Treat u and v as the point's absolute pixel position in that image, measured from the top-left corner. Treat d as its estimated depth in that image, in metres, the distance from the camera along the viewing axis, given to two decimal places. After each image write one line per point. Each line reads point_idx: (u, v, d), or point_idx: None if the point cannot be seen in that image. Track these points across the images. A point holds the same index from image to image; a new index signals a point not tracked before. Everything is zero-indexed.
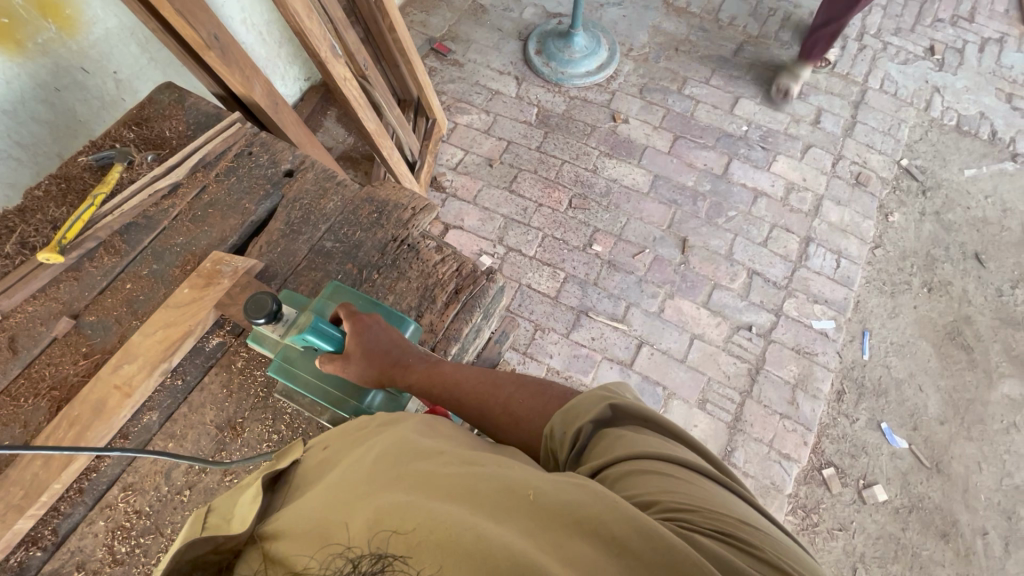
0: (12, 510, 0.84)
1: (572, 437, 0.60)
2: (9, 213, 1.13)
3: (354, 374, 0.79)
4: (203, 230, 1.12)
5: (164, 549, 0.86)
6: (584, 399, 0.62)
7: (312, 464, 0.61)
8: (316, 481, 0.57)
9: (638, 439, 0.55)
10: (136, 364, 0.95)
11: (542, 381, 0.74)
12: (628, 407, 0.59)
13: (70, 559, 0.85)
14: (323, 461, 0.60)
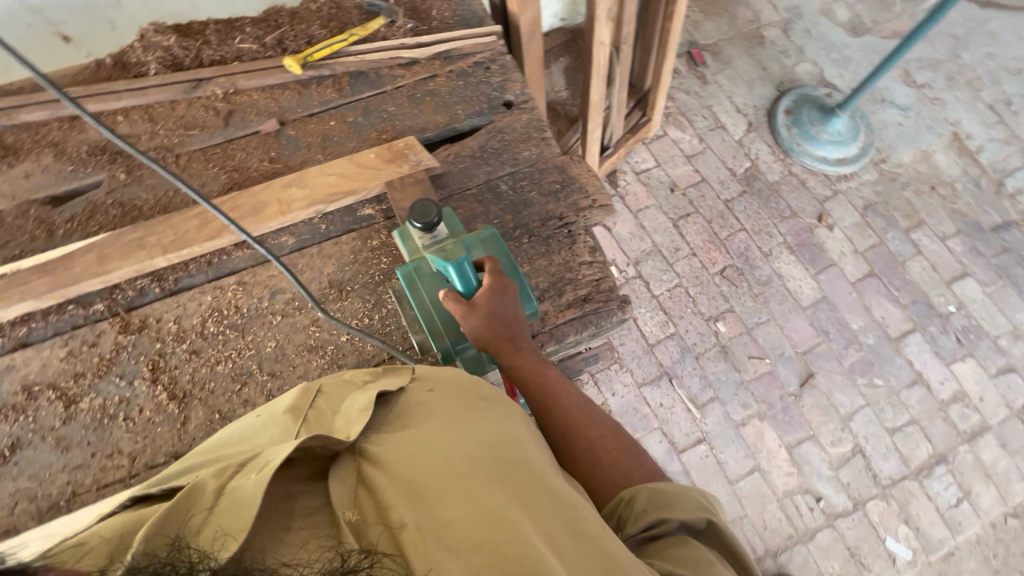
0: (160, 247, 0.96)
1: (651, 521, 0.65)
2: (282, 11, 1.24)
3: (468, 330, 0.81)
4: (412, 113, 1.16)
5: (238, 349, 0.95)
6: (679, 496, 0.68)
7: (414, 397, 0.69)
8: (415, 422, 0.65)
9: (717, 567, 0.61)
10: (302, 193, 1.04)
11: (633, 445, 0.79)
12: (716, 526, 0.66)
13: (174, 309, 0.97)
14: (425, 405, 0.68)
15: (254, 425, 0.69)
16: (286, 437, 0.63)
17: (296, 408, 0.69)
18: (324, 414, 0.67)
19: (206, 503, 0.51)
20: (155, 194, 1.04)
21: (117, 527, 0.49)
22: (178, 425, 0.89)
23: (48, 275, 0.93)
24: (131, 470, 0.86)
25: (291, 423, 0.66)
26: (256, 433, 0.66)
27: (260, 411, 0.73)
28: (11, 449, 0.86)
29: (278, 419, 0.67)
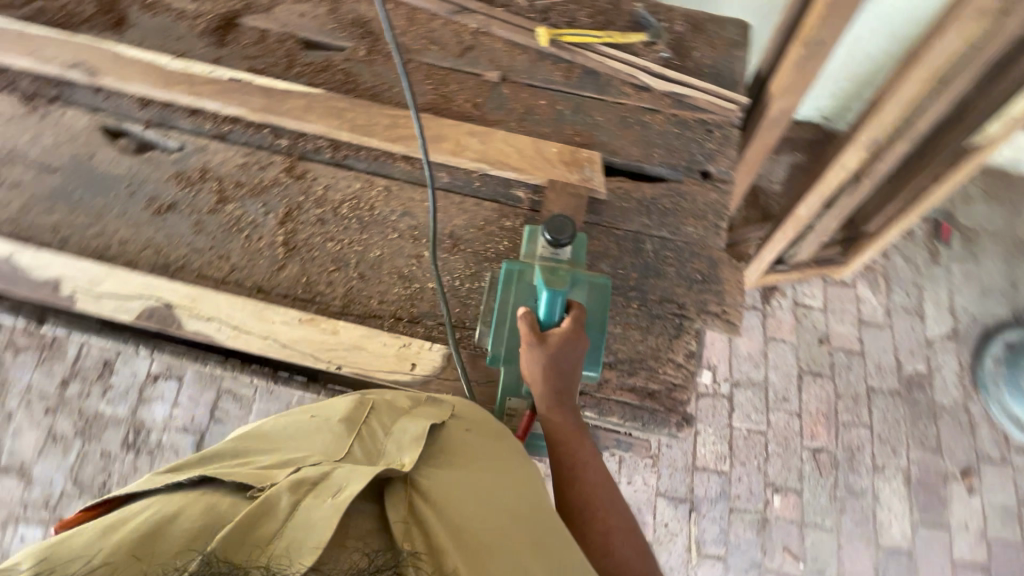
0: (348, 125, 1.09)
1: None
2: None
3: (523, 356, 0.80)
4: (613, 133, 1.15)
5: (351, 239, 1.05)
6: None
7: (453, 432, 0.74)
8: (452, 457, 0.69)
9: None
10: (478, 147, 1.10)
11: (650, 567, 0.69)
12: None
13: (329, 178, 1.10)
14: (462, 443, 0.72)
15: (308, 426, 0.72)
16: (344, 454, 0.66)
17: (350, 418, 0.73)
18: (376, 435, 0.71)
19: (278, 516, 0.52)
20: (373, 82, 1.15)
21: (190, 529, 0.49)
22: (276, 267, 1.02)
23: (266, 101, 1.10)
24: (227, 277, 1.01)
25: (346, 433, 0.70)
26: (314, 436, 0.70)
27: (313, 409, 0.76)
28: (167, 207, 1.05)
29: (334, 426, 0.71)
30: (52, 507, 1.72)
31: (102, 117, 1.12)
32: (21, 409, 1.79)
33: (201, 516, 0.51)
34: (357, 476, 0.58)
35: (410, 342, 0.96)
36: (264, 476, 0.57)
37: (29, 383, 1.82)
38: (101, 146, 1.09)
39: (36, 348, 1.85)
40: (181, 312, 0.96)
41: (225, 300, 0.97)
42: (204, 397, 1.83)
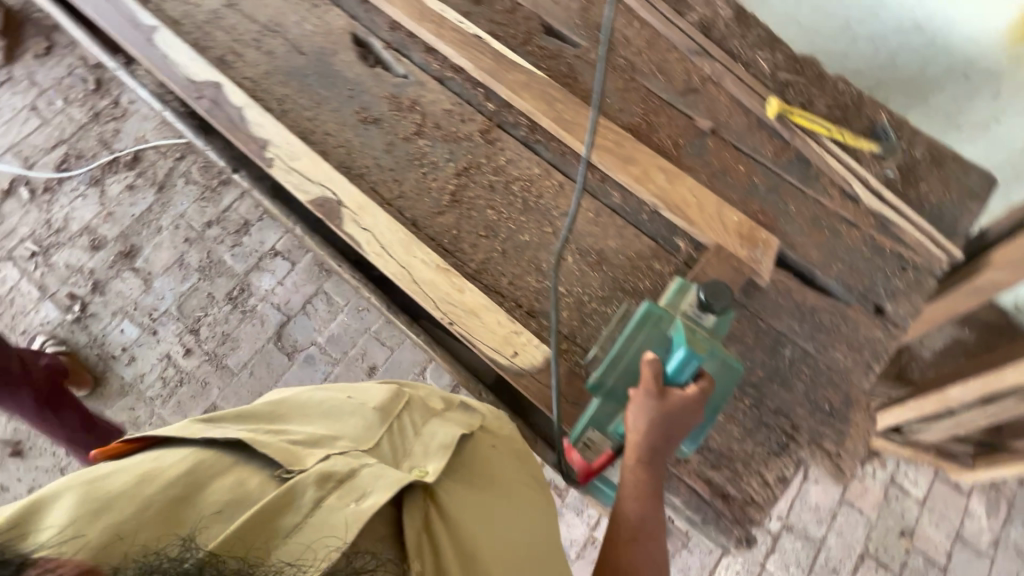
0: (554, 115, 1.13)
1: None
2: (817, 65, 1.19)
3: (632, 401, 0.77)
4: (800, 228, 1.09)
5: (509, 215, 1.09)
6: None
7: (479, 443, 0.98)
8: (474, 468, 0.92)
9: None
10: (660, 184, 1.09)
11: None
12: None
13: (514, 153, 1.14)
14: (484, 457, 0.96)
15: (347, 408, 0.93)
16: (371, 446, 0.87)
17: (384, 409, 0.94)
18: (405, 434, 0.92)
19: (304, 504, 0.69)
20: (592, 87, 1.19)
21: (217, 497, 0.67)
22: (435, 211, 1.08)
23: (494, 66, 1.17)
24: (392, 200, 1.08)
25: (378, 422, 0.91)
26: (349, 420, 0.91)
27: (351, 391, 0.97)
28: (373, 120, 1.15)
29: (371, 415, 0.92)
30: (154, 318, 1.94)
31: (355, 25, 1.24)
32: (169, 230, 2.04)
33: (233, 488, 0.68)
34: (381, 484, 0.75)
35: (522, 330, 0.96)
36: (295, 458, 0.74)
37: (184, 211, 2.06)
38: (346, 48, 1.22)
39: (202, 186, 2.09)
40: (346, 212, 1.03)
41: (385, 217, 1.03)
42: (305, 287, 1.99)
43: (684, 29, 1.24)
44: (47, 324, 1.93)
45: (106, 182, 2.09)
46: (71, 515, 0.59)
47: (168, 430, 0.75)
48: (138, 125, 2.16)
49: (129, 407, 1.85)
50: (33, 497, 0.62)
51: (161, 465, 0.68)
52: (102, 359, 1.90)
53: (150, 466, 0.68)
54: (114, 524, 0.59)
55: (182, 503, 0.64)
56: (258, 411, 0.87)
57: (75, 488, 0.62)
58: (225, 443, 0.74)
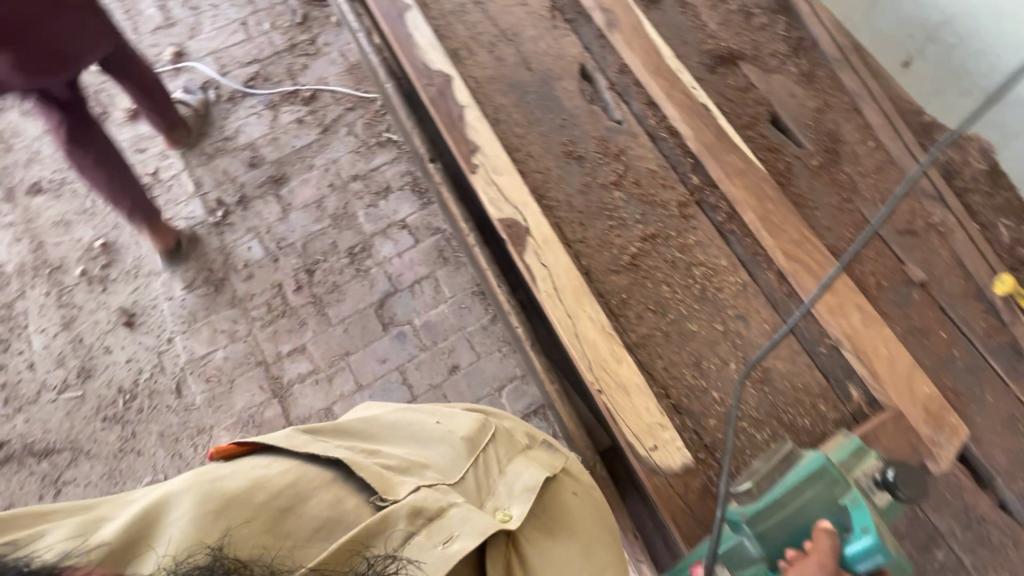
0: (760, 212, 1.08)
1: None
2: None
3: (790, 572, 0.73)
4: (994, 423, 0.97)
5: (682, 298, 1.04)
6: None
7: (562, 491, 0.89)
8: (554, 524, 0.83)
9: None
10: (853, 322, 1.01)
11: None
12: None
13: (706, 236, 1.09)
14: (564, 511, 0.86)
15: (434, 433, 0.88)
16: (456, 479, 0.81)
17: (472, 441, 0.87)
18: (489, 470, 0.85)
19: (394, 538, 0.67)
20: (804, 195, 1.13)
21: (320, 511, 0.67)
22: (612, 268, 1.05)
23: (714, 141, 1.13)
24: (573, 242, 1.06)
25: (466, 453, 0.85)
26: (436, 447, 0.85)
27: (440, 416, 0.92)
28: (577, 155, 1.14)
29: (458, 445, 0.86)
30: (279, 247, 2.03)
31: (587, 58, 1.23)
32: (320, 171, 2.14)
33: (330, 505, 0.68)
34: (468, 529, 0.69)
35: (667, 425, 0.91)
36: (389, 486, 0.73)
37: (338, 158, 2.15)
38: (572, 77, 1.21)
39: (361, 141, 2.18)
40: (531, 241, 1.02)
41: (565, 260, 1.01)
42: (420, 267, 2.01)
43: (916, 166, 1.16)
44: (190, 219, 2.06)
45: (281, 110, 2.22)
46: (188, 518, 0.61)
47: (274, 437, 0.76)
48: (325, 67, 2.29)
49: (230, 319, 1.93)
50: (157, 495, 0.64)
51: (269, 475, 0.69)
52: (224, 267, 1.99)
53: (259, 474, 0.69)
54: (224, 534, 0.60)
55: (285, 518, 0.65)
56: (351, 425, 0.86)
57: (190, 489, 0.64)
58: (326, 461, 0.75)
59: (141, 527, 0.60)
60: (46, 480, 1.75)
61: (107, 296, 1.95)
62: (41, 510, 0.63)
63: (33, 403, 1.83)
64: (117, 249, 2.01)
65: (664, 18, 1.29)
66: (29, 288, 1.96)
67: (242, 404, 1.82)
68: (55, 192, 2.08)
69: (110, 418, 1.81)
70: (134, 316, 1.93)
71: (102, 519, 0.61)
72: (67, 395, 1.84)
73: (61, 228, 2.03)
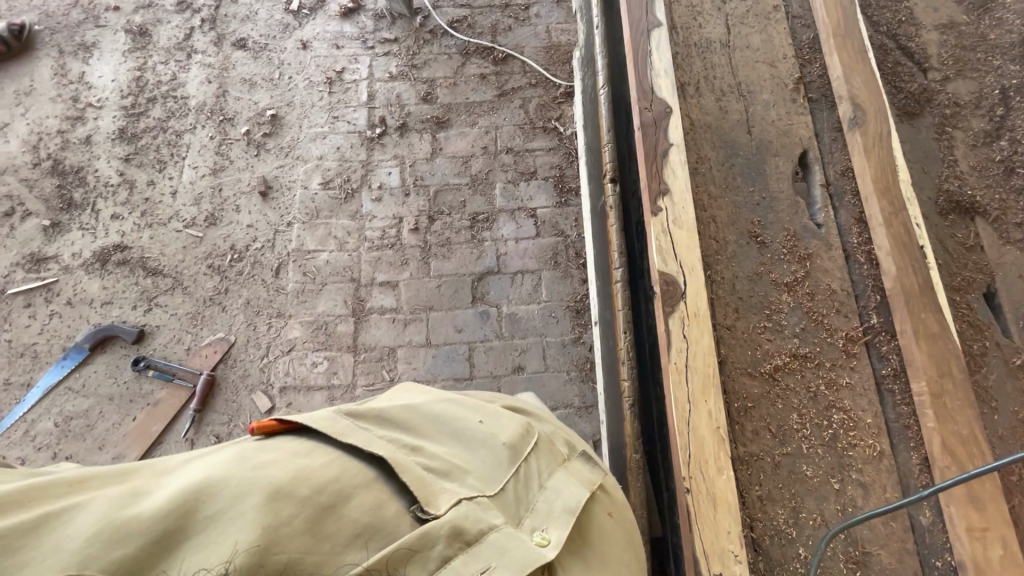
0: (937, 389, 0.94)
1: None
2: None
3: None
4: None
5: (809, 436, 0.94)
6: None
7: (597, 513, 0.84)
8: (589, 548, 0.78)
9: None
10: (988, 551, 0.86)
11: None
12: None
13: (862, 386, 0.98)
14: (597, 535, 0.81)
15: (477, 435, 0.83)
16: (496, 491, 0.77)
17: (515, 449, 0.83)
18: (530, 484, 0.80)
19: (431, 559, 0.64)
20: (987, 390, 0.99)
21: (358, 518, 0.65)
22: (749, 370, 0.97)
23: (915, 292, 0.99)
24: (721, 326, 0.99)
25: (507, 462, 0.81)
26: (478, 450, 0.82)
27: (484, 414, 0.87)
28: (760, 240, 1.05)
29: (501, 454, 0.81)
30: (415, 184, 2.08)
31: (814, 145, 1.13)
32: (480, 130, 2.16)
33: (371, 510, 0.66)
34: (508, 562, 0.67)
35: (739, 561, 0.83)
36: (430, 496, 0.70)
37: (501, 126, 2.16)
38: (790, 159, 1.11)
39: (528, 119, 2.17)
40: (681, 308, 0.95)
41: (709, 342, 0.94)
42: (530, 259, 1.99)
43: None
44: (351, 125, 2.15)
45: (470, 60, 2.26)
46: (228, 512, 0.59)
47: (314, 419, 0.75)
48: (526, 36, 2.29)
49: (345, 229, 2.01)
50: (201, 477, 0.62)
51: (310, 467, 0.67)
52: (360, 181, 2.07)
53: (300, 467, 0.66)
54: (265, 532, 0.58)
55: (326, 518, 0.63)
56: (393, 410, 0.82)
57: (231, 478, 0.62)
58: (367, 455, 0.73)
59: (182, 516, 0.58)
60: (144, 295, 1.92)
61: (256, 161, 2.09)
62: (76, 478, 0.62)
63: (162, 225, 2.00)
64: (282, 125, 2.14)
65: (912, 139, 1.16)
66: (200, 126, 2.13)
67: (323, 308, 1.91)
68: (254, 53, 2.24)
69: (214, 268, 1.95)
70: (270, 189, 2.05)
71: (142, 496, 0.60)
72: (190, 231, 1.99)
73: (246, 86, 2.19)
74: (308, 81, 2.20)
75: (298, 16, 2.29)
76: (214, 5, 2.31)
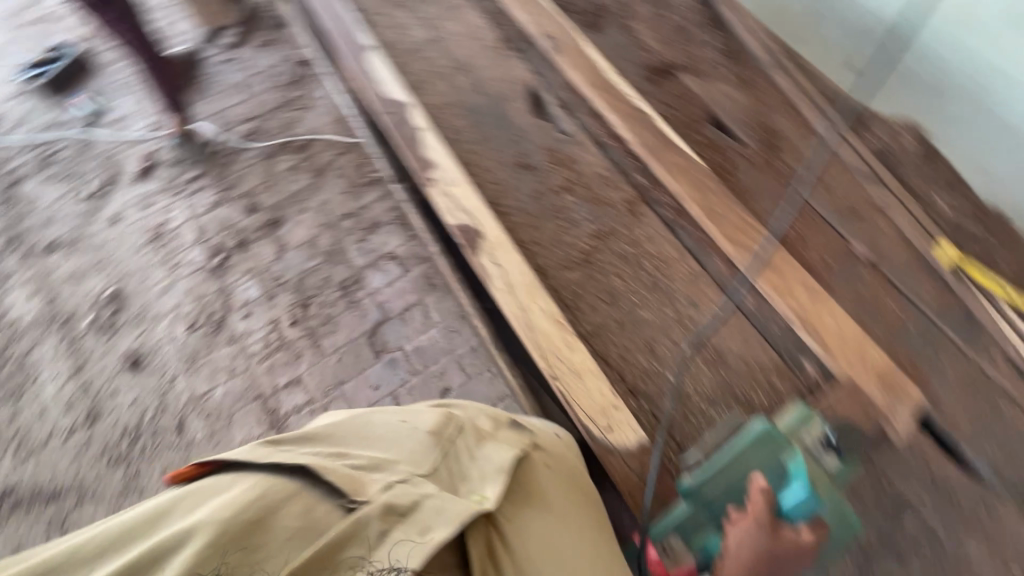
0: (702, 203, 1.12)
1: None
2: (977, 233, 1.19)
3: (745, 534, 0.79)
4: (947, 386, 0.99)
5: (634, 289, 1.08)
6: None
7: (534, 467, 0.79)
8: (534, 496, 0.75)
9: None
10: (798, 297, 1.02)
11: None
12: None
13: (654, 230, 1.14)
14: (541, 484, 0.78)
15: (399, 431, 0.76)
16: (429, 469, 0.71)
17: (439, 432, 0.76)
18: (460, 456, 0.75)
19: (368, 539, 0.61)
20: (745, 186, 1.18)
21: (289, 527, 0.60)
22: (564, 263, 1.11)
23: (654, 145, 1.20)
24: (526, 243, 1.13)
25: (433, 445, 0.75)
26: (404, 440, 0.74)
27: (406, 411, 0.79)
28: (527, 165, 1.22)
29: (426, 440, 0.75)
30: (276, 285, 2.12)
31: (535, 80, 1.33)
32: (313, 213, 2.26)
33: (302, 512, 0.61)
34: (447, 518, 0.64)
35: (617, 407, 0.96)
36: (360, 486, 0.65)
37: (329, 200, 2.28)
38: (521, 99, 1.31)
39: (350, 182, 2.31)
40: (484, 244, 1.11)
41: (516, 257, 1.09)
42: (409, 294, 2.08)
43: (852, 152, 1.21)
44: (193, 265, 2.17)
45: (276, 160, 2.38)
46: (147, 562, 0.56)
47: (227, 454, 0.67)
48: (316, 118, 2.46)
49: (229, 356, 2.00)
50: (123, 534, 0.59)
51: (229, 494, 0.61)
52: (224, 308, 2.09)
53: (220, 496, 0.61)
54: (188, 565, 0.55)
55: (254, 529, 0.59)
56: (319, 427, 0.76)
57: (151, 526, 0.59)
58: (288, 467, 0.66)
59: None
60: (53, 523, 1.80)
61: (115, 341, 2.05)
62: None
63: (43, 447, 1.90)
64: (126, 297, 2.13)
65: (605, 42, 1.40)
66: (44, 338, 2.08)
67: (241, 438, 1.87)
68: (70, 248, 2.23)
69: (115, 458, 1.87)
70: (139, 359, 2.02)
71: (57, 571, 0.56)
72: (75, 437, 1.91)
73: (75, 280, 2.17)
74: (134, 247, 2.22)
75: (98, 197, 2.33)
76: (11, 225, 2.29)
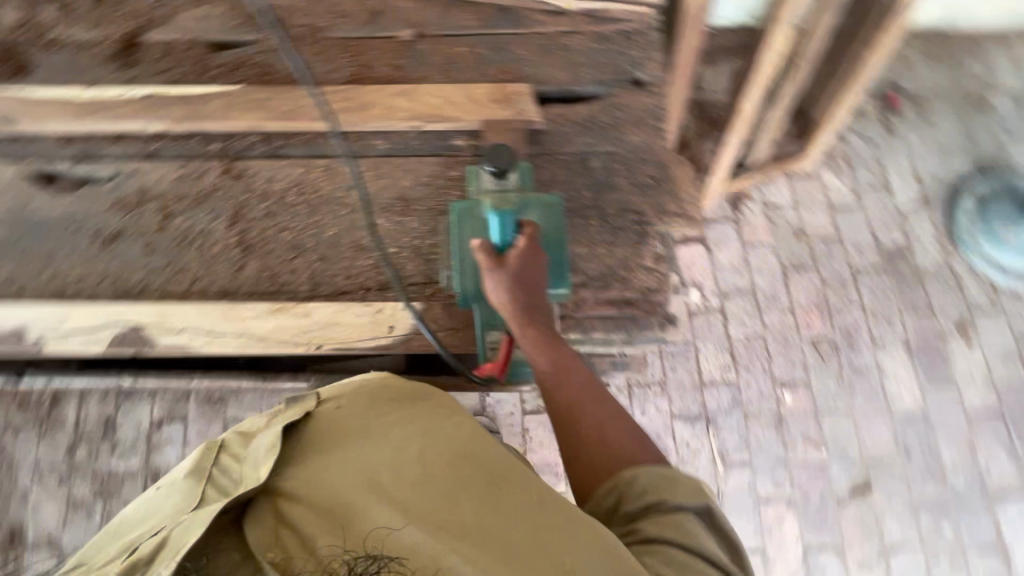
0: (273, 115, 1.08)
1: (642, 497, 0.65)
2: None
3: (488, 280, 0.83)
4: (541, 61, 1.13)
5: (305, 224, 1.05)
6: (665, 477, 0.66)
7: (329, 415, 0.72)
8: (332, 435, 0.68)
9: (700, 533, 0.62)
10: (404, 105, 1.08)
11: (657, 460, 0.69)
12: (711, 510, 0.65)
13: (267, 171, 1.07)
14: (343, 421, 0.70)
15: (161, 494, 0.69)
16: (194, 500, 0.64)
17: (198, 469, 0.69)
18: (231, 465, 0.69)
19: None
20: (293, 67, 1.12)
21: None
22: (236, 268, 1.04)
23: (189, 111, 1.08)
24: (192, 289, 1.03)
25: (198, 482, 0.68)
26: (170, 497, 0.67)
27: (166, 478, 0.73)
28: (113, 237, 1.04)
29: (182, 485, 0.68)
30: None
31: (26, 164, 1.07)
32: None
33: None
34: (193, 527, 0.55)
35: (384, 309, 1.02)
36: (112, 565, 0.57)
37: None
38: (36, 192, 1.06)
39: None
40: (150, 331, 1.01)
41: (193, 308, 1.02)
42: None
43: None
44: None
45: None
46: None
47: None
48: None
49: None
50: None
51: None
52: None
53: None
54: None
55: None
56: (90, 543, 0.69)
57: None
58: None
59: None
60: None
61: None
62: None
63: None
64: None
65: None
66: None
67: None
68: None
69: None
70: None
71: None
72: None
73: None
74: None
75: None
76: None
